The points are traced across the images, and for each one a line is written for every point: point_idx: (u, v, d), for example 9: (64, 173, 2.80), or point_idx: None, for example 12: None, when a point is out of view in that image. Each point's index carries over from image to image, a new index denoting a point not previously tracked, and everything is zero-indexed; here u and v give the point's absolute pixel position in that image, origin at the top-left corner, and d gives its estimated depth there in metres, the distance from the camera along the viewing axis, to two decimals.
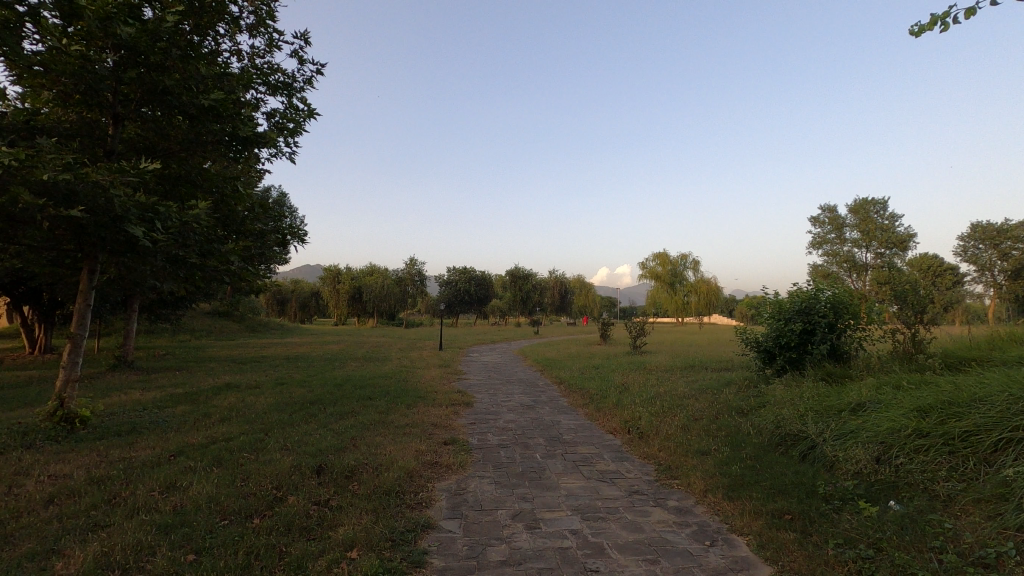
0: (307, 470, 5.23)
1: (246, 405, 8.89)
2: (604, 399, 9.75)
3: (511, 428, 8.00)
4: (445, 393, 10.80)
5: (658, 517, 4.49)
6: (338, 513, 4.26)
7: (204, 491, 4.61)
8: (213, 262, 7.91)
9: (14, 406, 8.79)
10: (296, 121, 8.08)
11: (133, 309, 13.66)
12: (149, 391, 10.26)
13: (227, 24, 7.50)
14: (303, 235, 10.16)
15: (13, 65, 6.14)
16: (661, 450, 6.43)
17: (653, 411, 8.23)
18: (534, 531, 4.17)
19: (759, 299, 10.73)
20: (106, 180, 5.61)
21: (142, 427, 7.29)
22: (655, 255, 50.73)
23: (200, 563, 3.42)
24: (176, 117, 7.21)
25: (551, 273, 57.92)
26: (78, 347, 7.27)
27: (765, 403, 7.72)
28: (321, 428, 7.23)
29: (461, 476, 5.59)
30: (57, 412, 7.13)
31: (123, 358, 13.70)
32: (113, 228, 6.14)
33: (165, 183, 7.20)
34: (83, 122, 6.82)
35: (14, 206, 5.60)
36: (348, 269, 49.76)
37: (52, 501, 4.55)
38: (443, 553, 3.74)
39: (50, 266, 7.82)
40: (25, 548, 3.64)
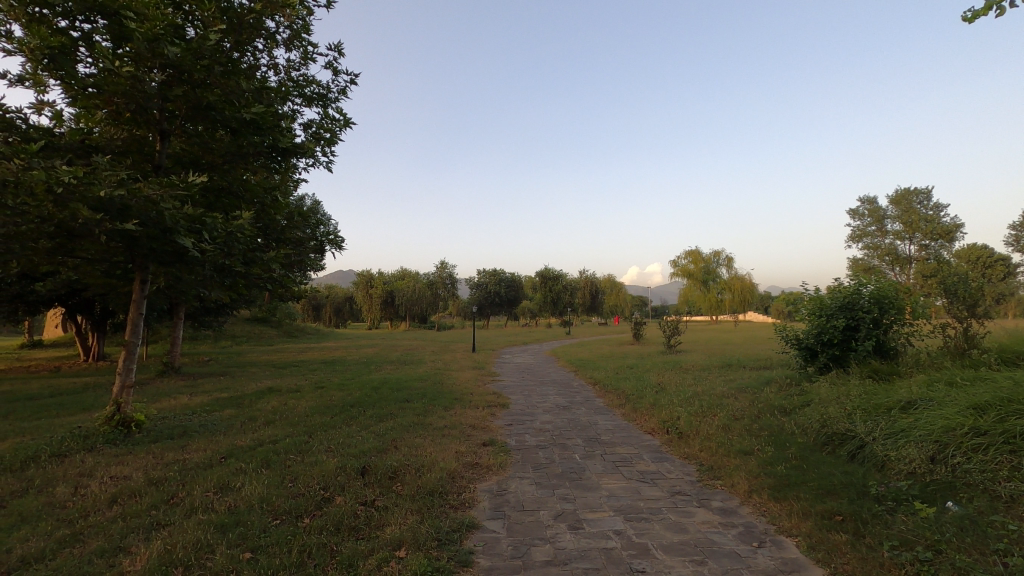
0: (352, 471, 5.36)
1: (289, 409, 9.15)
2: (640, 398, 9.69)
3: (548, 428, 8.02)
4: (481, 395, 10.90)
5: (703, 518, 4.45)
6: (385, 513, 4.36)
7: (256, 491, 4.77)
8: (256, 270, 8.19)
9: (72, 412, 9.22)
10: (332, 131, 8.28)
11: (178, 316, 14.15)
12: (196, 396, 10.64)
13: (264, 39, 7.73)
14: (339, 241, 10.44)
15: (69, 88, 6.48)
16: (702, 450, 6.35)
17: (692, 411, 8.14)
18: (578, 531, 4.18)
19: (797, 296, 10.51)
20: (158, 194, 5.89)
21: (193, 430, 7.59)
22: (687, 252, 50.07)
23: (257, 561, 3.54)
24: (218, 131, 7.44)
25: (581, 274, 57.67)
26: (132, 354, 7.58)
27: (809, 402, 7.52)
28: (362, 430, 7.39)
29: (502, 476, 5.64)
30: (114, 416, 7.46)
31: (171, 364, 14.25)
32: (164, 240, 6.41)
33: (210, 196, 7.47)
34: (133, 139, 7.12)
35: (74, 222, 5.91)
36: (381, 274, 50.60)
37: (115, 501, 4.78)
38: (489, 553, 3.79)
39: (104, 277, 8.20)
40: (94, 545, 3.84)
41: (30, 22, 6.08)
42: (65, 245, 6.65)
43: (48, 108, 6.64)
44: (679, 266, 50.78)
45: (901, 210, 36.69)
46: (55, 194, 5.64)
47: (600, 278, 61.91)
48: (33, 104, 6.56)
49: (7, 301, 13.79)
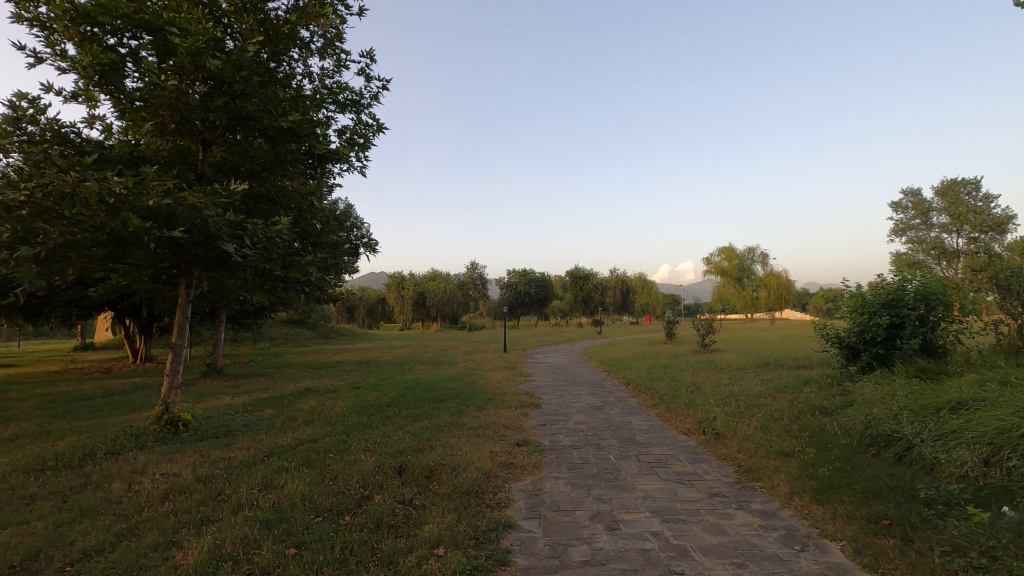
0: (389, 471, 5.45)
1: (327, 409, 9.35)
2: (675, 398, 9.58)
3: (581, 428, 8.01)
4: (514, 395, 10.95)
5: (743, 520, 4.38)
6: (423, 512, 4.43)
7: (298, 490, 4.90)
8: (295, 273, 8.41)
9: (123, 411, 9.63)
10: (366, 136, 8.44)
11: (219, 319, 14.61)
12: (239, 396, 10.99)
13: (299, 49, 7.93)
14: (373, 243, 10.64)
15: (118, 102, 6.78)
16: (740, 451, 6.24)
17: (728, 411, 8.01)
18: (614, 532, 4.17)
19: (837, 292, 10.19)
20: (201, 202, 6.12)
21: (236, 429, 7.84)
22: (721, 249, 49.11)
23: (302, 557, 3.66)
24: (256, 140, 7.67)
25: (611, 273, 57.20)
26: (179, 356, 7.87)
27: (851, 403, 7.31)
28: (398, 429, 7.52)
29: (537, 476, 5.65)
30: (163, 415, 7.77)
31: (214, 365, 14.75)
32: (208, 246, 6.66)
33: (250, 202, 7.71)
34: (177, 149, 7.40)
35: (124, 231, 6.18)
36: (413, 275, 51.21)
37: (166, 497, 4.99)
38: (526, 552, 3.81)
39: (152, 282, 8.55)
40: (148, 539, 4.02)
41: (82, 41, 6.40)
42: (116, 253, 6.97)
43: (98, 122, 6.96)
44: (712, 263, 49.86)
45: (948, 201, 35.18)
46: (107, 204, 5.91)
47: (631, 277, 61.43)
48: (85, 118, 6.88)
49: (62, 306, 14.50)
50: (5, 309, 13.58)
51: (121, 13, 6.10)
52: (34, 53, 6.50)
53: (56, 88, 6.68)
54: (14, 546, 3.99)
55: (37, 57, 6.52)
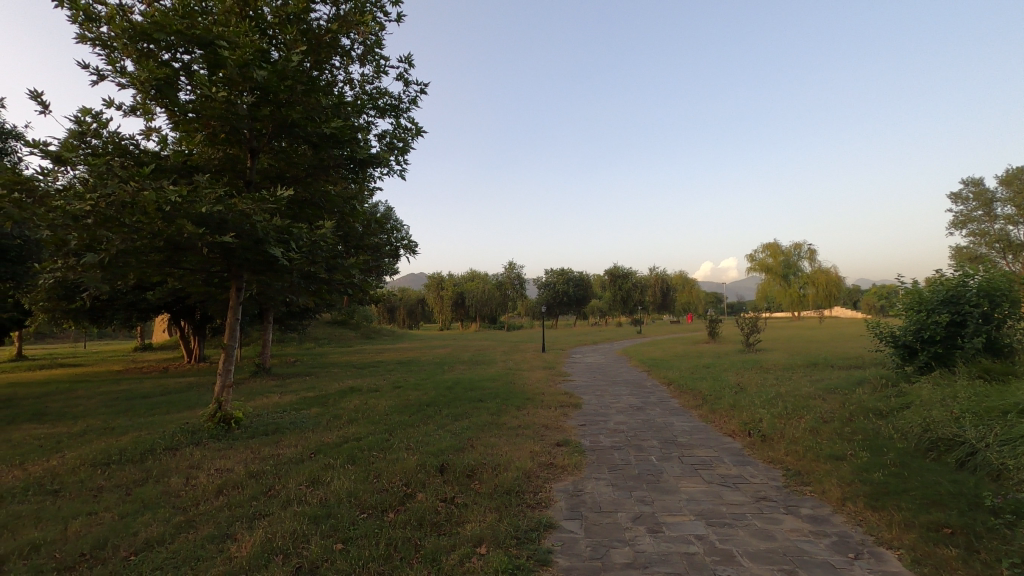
0: (431, 469, 5.54)
1: (370, 408, 9.56)
2: (718, 399, 9.38)
3: (622, 429, 7.93)
4: (553, 394, 10.94)
5: (792, 525, 4.24)
6: (464, 511, 4.48)
7: (344, 486, 5.04)
8: (339, 276, 8.64)
9: (179, 409, 10.09)
10: (405, 140, 8.59)
11: (267, 320, 15.14)
12: (286, 395, 11.36)
13: (340, 57, 8.13)
14: (413, 245, 10.82)
15: (173, 114, 7.12)
16: (788, 454, 6.05)
17: (775, 413, 7.77)
18: (657, 535, 4.11)
19: (891, 289, 9.75)
20: (250, 208, 6.36)
21: (285, 427, 8.12)
22: (766, 245, 47.68)
23: (348, 552, 3.76)
24: (301, 146, 7.92)
25: (651, 271, 56.33)
26: (231, 357, 8.20)
27: (908, 405, 6.98)
28: (439, 428, 7.62)
29: (578, 477, 5.64)
30: (216, 413, 8.12)
31: (263, 365, 15.31)
32: (256, 250, 6.91)
33: (295, 207, 7.95)
34: (227, 158, 7.71)
35: (180, 237, 6.49)
36: (452, 276, 51.75)
37: (221, 491, 5.22)
38: (568, 553, 3.81)
39: (205, 286, 8.93)
40: (205, 531, 4.21)
41: (140, 58, 6.76)
42: (172, 259, 7.31)
43: (155, 134, 7.32)
44: (755, 260, 48.46)
45: (1014, 191, 33.08)
46: (164, 212, 6.22)
47: (672, 276, 60.37)
48: (143, 131, 7.26)
49: (123, 308, 15.30)
50: (73, 311, 14.45)
51: (175, 29, 6.41)
52: (97, 71, 6.91)
53: (116, 103, 7.06)
54: (84, 535, 4.25)
55: (100, 75, 6.92)
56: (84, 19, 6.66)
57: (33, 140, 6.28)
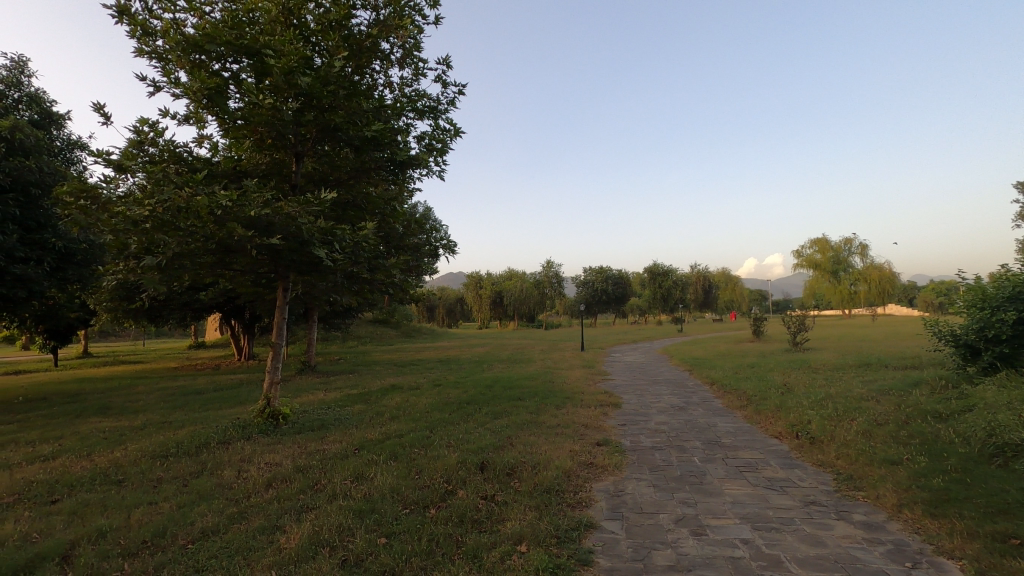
0: (472, 466, 5.60)
1: (411, 405, 9.72)
2: (764, 400, 9.11)
3: (663, 429, 7.80)
4: (592, 394, 10.85)
5: (844, 532, 4.09)
6: (505, 509, 4.51)
7: (387, 482, 5.15)
8: (380, 276, 8.80)
9: (231, 405, 10.51)
10: (444, 140, 8.69)
11: (311, 319, 15.58)
12: (331, 392, 11.68)
13: (380, 61, 8.28)
14: (452, 245, 10.94)
15: (222, 121, 7.40)
16: (839, 458, 5.82)
17: (825, 414, 7.48)
18: (701, 537, 4.03)
19: (952, 285, 9.24)
20: (296, 211, 6.57)
21: (329, 423, 8.35)
22: (813, 241, 45.96)
23: (392, 547, 3.83)
24: (343, 150, 8.11)
25: (693, 269, 55.18)
26: (278, 355, 8.48)
27: (971, 408, 6.60)
28: (479, 426, 7.68)
29: (619, 477, 5.58)
30: (265, 409, 8.41)
31: (308, 363, 15.78)
32: (302, 251, 7.13)
33: (338, 209, 8.15)
34: (274, 162, 7.98)
35: (230, 239, 6.75)
36: (490, 275, 52.02)
37: (271, 484, 5.41)
38: (609, 553, 3.78)
39: (254, 286, 9.26)
40: (256, 523, 4.37)
41: (192, 68, 7.06)
42: (223, 261, 7.62)
43: (206, 141, 7.64)
44: (803, 256, 46.78)
45: None
46: (215, 216, 6.49)
47: (714, 273, 58.98)
48: (196, 138, 7.58)
49: (178, 308, 16.03)
50: (133, 311, 15.25)
51: (225, 40, 6.68)
52: (153, 82, 7.25)
53: (171, 113, 7.40)
54: (146, 524, 4.49)
55: (156, 86, 7.27)
56: (141, 33, 7.00)
57: (97, 150, 6.65)
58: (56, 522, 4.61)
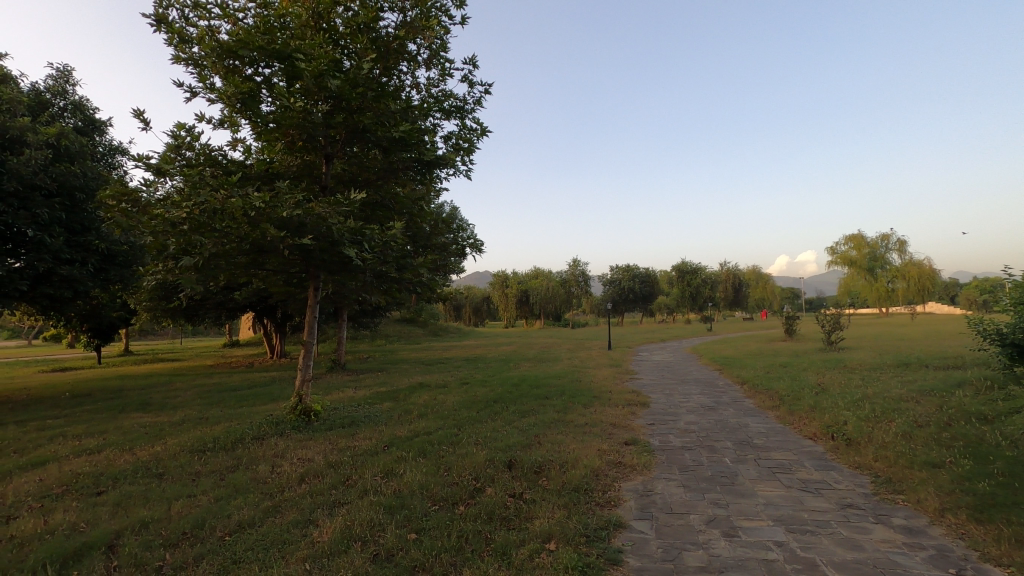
0: (500, 464, 5.62)
1: (439, 403, 9.80)
2: (797, 400, 8.89)
3: (693, 429, 7.69)
4: (620, 393, 10.76)
5: (883, 536, 3.97)
6: (533, 507, 4.51)
7: (416, 479, 5.20)
8: (408, 275, 8.89)
9: (264, 402, 10.77)
10: (470, 140, 8.74)
11: (341, 318, 15.85)
12: (360, 390, 11.86)
13: (407, 62, 8.37)
14: (479, 244, 10.99)
15: (255, 125, 7.58)
16: (877, 460, 5.65)
17: (862, 415, 7.26)
18: (733, 539, 3.96)
19: (997, 282, 8.86)
20: (326, 212, 6.69)
21: (360, 420, 8.49)
22: (848, 237, 44.66)
23: (421, 542, 3.88)
24: (372, 151, 8.23)
25: (722, 266, 54.20)
26: (310, 353, 8.65)
27: (1019, 410, 6.32)
28: (506, 425, 7.70)
29: (648, 477, 5.52)
30: (297, 406, 8.59)
31: (338, 361, 16.06)
32: (332, 251, 7.26)
33: (367, 209, 8.26)
34: (305, 164, 8.15)
35: (263, 240, 6.92)
36: (516, 274, 52.06)
37: (303, 479, 5.53)
38: (639, 553, 3.75)
39: (286, 286, 9.47)
40: (290, 516, 4.48)
41: (226, 74, 7.25)
42: (256, 262, 7.80)
43: (240, 144, 7.84)
44: (837, 253, 45.48)
45: None
46: (249, 217, 6.65)
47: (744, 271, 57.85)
48: (230, 142, 7.78)
49: (214, 308, 16.49)
50: (171, 311, 15.75)
51: (257, 45, 6.85)
52: (190, 88, 7.47)
53: (207, 117, 7.61)
54: (185, 516, 4.63)
55: (192, 92, 7.49)
56: (178, 41, 7.22)
57: (137, 155, 6.89)
58: (102, 512, 4.80)
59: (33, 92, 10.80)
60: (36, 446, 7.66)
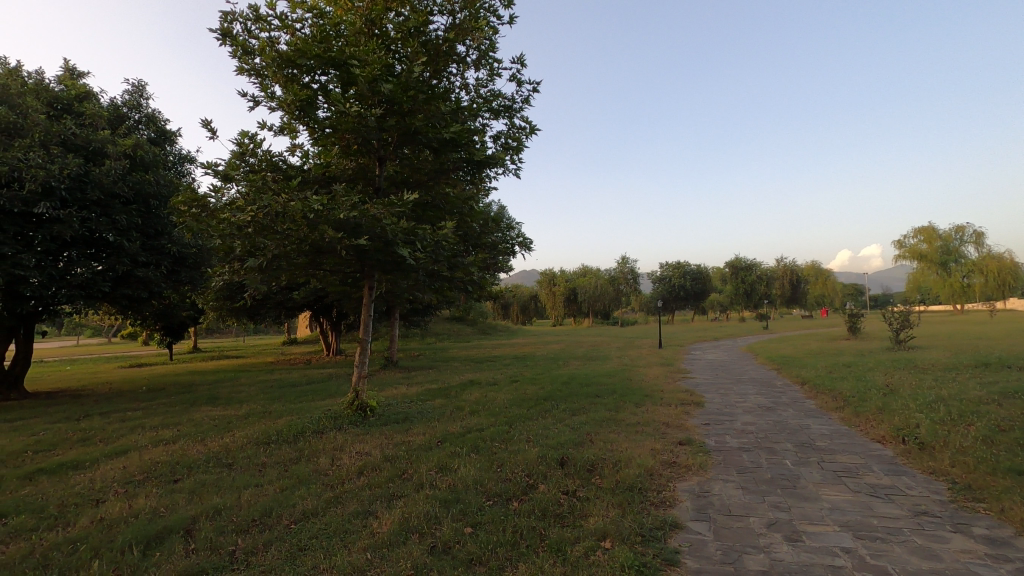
0: (552, 462, 5.63)
1: (489, 400, 9.90)
2: (865, 402, 8.45)
3: (750, 430, 7.46)
4: (673, 393, 10.54)
5: (962, 546, 3.73)
6: (587, 505, 4.50)
7: (471, 474, 5.28)
8: (460, 274, 9.02)
9: (322, 397, 11.17)
10: (520, 139, 8.77)
11: (393, 317, 16.22)
12: (412, 386, 12.12)
13: (457, 64, 8.48)
14: (528, 243, 11.02)
15: (313, 131, 7.88)
16: (954, 466, 5.32)
17: (937, 419, 6.84)
18: (796, 544, 3.83)
19: None
20: (381, 213, 6.90)
21: (413, 416, 8.70)
22: (918, 229, 41.97)
23: (477, 536, 3.94)
24: (423, 152, 8.40)
25: (778, 262, 52.07)
26: (365, 350, 8.92)
27: None
28: (557, 423, 7.69)
29: (704, 477, 5.40)
30: (354, 401, 8.88)
31: (391, 359, 16.48)
32: (387, 251, 7.46)
33: (419, 210, 8.43)
34: (359, 167, 8.41)
35: (322, 241, 7.19)
36: (563, 272, 51.80)
37: (362, 472, 5.72)
38: (696, 554, 3.68)
39: (342, 286, 9.79)
40: (351, 507, 4.64)
41: (285, 83, 7.57)
42: (315, 262, 8.11)
43: (299, 149, 8.16)
44: (905, 247, 42.85)
45: None
46: (308, 220, 6.92)
47: (802, 267, 55.39)
48: (289, 147, 8.11)
49: (274, 308, 17.22)
50: (235, 310, 16.56)
51: (314, 53, 7.12)
52: (253, 97, 7.83)
53: (268, 125, 7.96)
54: (254, 504, 4.88)
55: (255, 101, 7.85)
56: (242, 53, 7.59)
57: (206, 162, 7.29)
58: (179, 498, 5.13)
59: (111, 107, 11.58)
60: (120, 435, 8.26)
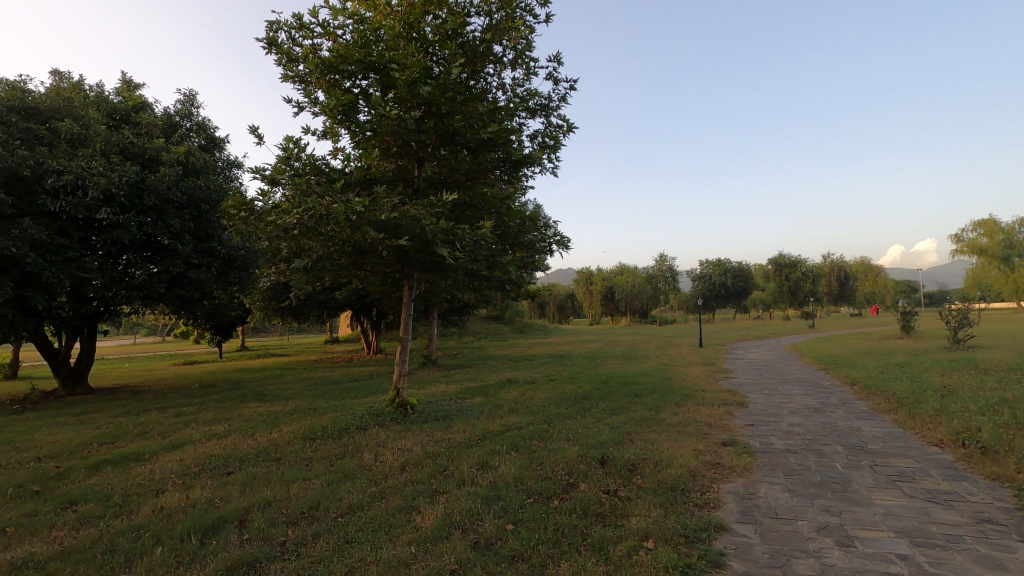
0: (593, 460, 5.61)
1: (528, 399, 9.92)
2: (920, 403, 8.08)
3: (798, 432, 7.24)
4: (715, 392, 10.32)
5: None
6: (629, 504, 4.47)
7: (511, 472, 5.32)
8: (498, 273, 9.07)
9: (364, 395, 11.42)
10: (557, 137, 8.75)
11: (431, 316, 16.45)
12: (451, 385, 12.25)
13: (493, 64, 8.53)
14: (566, 241, 10.98)
15: (354, 134, 8.07)
16: (1020, 472, 5.03)
17: (1001, 422, 6.48)
18: (848, 549, 3.70)
19: None
20: (420, 213, 7.00)
21: (453, 414, 8.80)
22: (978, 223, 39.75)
23: (519, 533, 3.97)
24: (461, 152, 8.49)
25: (825, 259, 50.26)
26: (406, 349, 9.06)
27: None
28: (596, 422, 7.65)
29: (750, 479, 5.28)
30: (395, 398, 9.05)
31: (430, 357, 16.70)
32: (426, 251, 7.57)
33: (457, 210, 8.52)
34: (399, 169, 8.56)
35: (364, 242, 7.35)
36: (600, 271, 51.34)
37: (404, 468, 5.84)
38: (742, 557, 3.61)
39: (383, 285, 9.98)
40: (395, 502, 4.74)
41: (328, 88, 7.77)
42: (357, 263, 8.30)
43: (341, 153, 8.36)
44: (963, 241, 40.65)
45: None
46: (351, 221, 7.09)
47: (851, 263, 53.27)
48: (332, 151, 8.32)
49: (317, 308, 17.70)
50: (281, 309, 17.10)
51: (355, 58, 7.29)
52: (297, 103, 8.07)
53: (311, 129, 8.19)
54: (302, 497, 5.05)
55: (299, 106, 8.09)
56: (286, 61, 7.83)
57: (254, 167, 7.57)
58: (232, 490, 5.35)
59: (166, 116, 12.18)
60: (176, 429, 8.66)
